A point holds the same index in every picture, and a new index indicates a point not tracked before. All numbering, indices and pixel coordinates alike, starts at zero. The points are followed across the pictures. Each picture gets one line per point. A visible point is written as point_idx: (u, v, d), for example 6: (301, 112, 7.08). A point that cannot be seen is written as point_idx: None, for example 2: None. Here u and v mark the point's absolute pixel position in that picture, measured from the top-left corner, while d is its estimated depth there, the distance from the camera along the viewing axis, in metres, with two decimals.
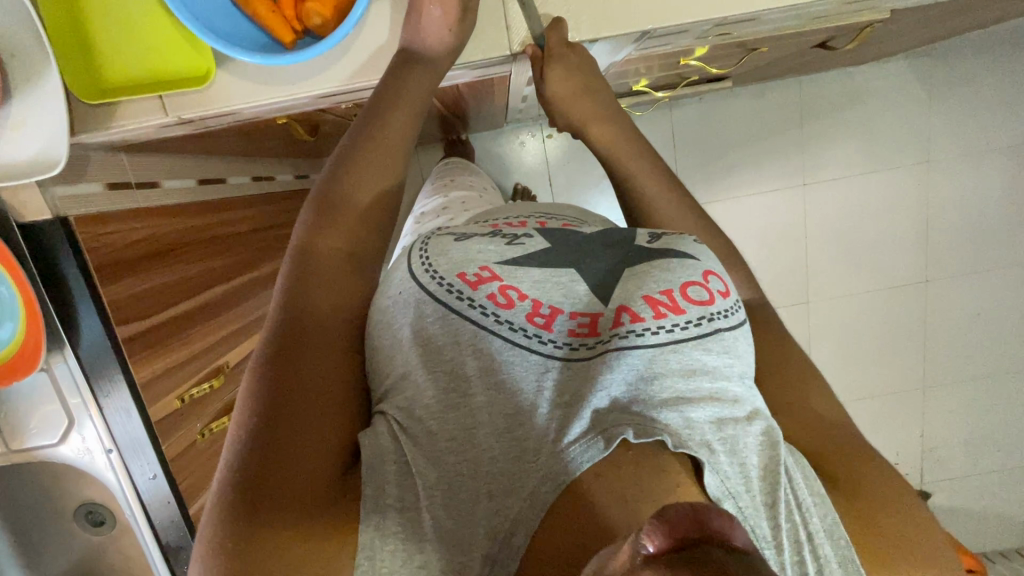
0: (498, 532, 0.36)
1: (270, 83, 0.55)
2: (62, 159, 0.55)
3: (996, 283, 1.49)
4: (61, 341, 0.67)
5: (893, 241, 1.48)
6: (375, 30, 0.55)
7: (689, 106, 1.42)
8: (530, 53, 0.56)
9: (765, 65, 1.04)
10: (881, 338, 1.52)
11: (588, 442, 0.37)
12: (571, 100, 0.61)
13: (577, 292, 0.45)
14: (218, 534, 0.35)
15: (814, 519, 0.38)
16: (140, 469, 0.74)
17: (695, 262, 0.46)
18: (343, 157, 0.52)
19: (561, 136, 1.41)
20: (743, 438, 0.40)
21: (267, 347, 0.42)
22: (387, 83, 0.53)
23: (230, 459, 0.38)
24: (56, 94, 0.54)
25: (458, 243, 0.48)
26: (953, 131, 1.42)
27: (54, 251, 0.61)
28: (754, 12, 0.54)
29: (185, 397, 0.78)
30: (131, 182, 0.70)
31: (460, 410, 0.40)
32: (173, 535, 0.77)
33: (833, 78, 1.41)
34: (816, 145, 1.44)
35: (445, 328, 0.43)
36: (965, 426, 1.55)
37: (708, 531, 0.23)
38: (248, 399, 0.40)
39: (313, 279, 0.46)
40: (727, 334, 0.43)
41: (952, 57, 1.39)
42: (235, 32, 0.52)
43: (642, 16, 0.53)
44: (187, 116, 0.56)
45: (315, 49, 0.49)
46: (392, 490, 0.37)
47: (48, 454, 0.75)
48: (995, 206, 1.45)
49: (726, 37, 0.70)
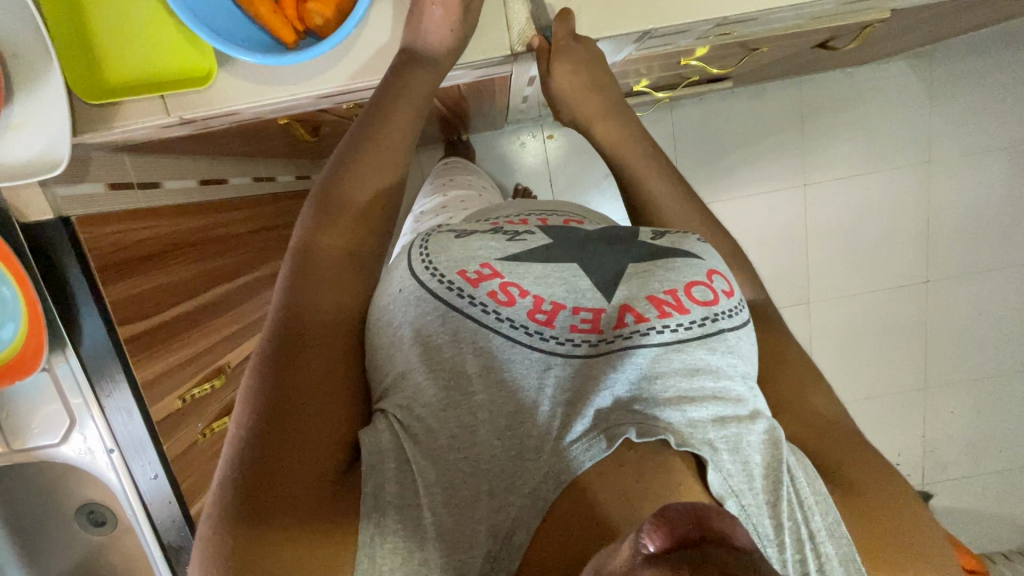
0: (499, 530, 0.36)
1: (271, 83, 0.55)
2: (65, 159, 0.55)
3: (997, 283, 1.48)
4: (62, 341, 0.66)
5: (894, 241, 1.47)
6: (376, 31, 0.55)
7: (690, 107, 1.42)
8: (534, 45, 0.56)
9: (765, 65, 1.04)
10: (882, 338, 1.52)
11: (590, 441, 0.37)
12: (572, 99, 0.61)
13: (580, 288, 0.45)
14: (218, 533, 0.35)
15: (816, 518, 0.38)
16: (140, 469, 0.73)
17: (700, 262, 0.46)
18: (344, 156, 0.52)
19: (561, 137, 1.41)
20: (746, 436, 0.39)
21: (268, 346, 0.42)
22: (390, 83, 0.53)
23: (230, 458, 0.38)
24: (58, 94, 0.54)
25: (459, 240, 0.48)
26: (954, 131, 1.42)
27: (56, 251, 0.61)
28: (755, 11, 0.54)
29: (186, 398, 0.78)
30: (132, 183, 0.70)
31: (461, 408, 0.40)
32: (174, 535, 0.77)
33: (833, 78, 1.41)
34: (817, 145, 1.44)
35: (445, 326, 0.43)
36: (966, 427, 1.55)
37: (709, 530, 0.23)
38: (249, 398, 0.40)
39: (314, 278, 0.46)
40: (731, 334, 0.43)
41: (953, 57, 1.39)
42: (236, 32, 0.52)
43: (643, 15, 0.53)
44: (188, 116, 0.56)
45: (316, 49, 0.49)
46: (391, 488, 0.37)
47: (49, 454, 0.75)
48: (995, 206, 1.45)
49: (727, 37, 0.70)
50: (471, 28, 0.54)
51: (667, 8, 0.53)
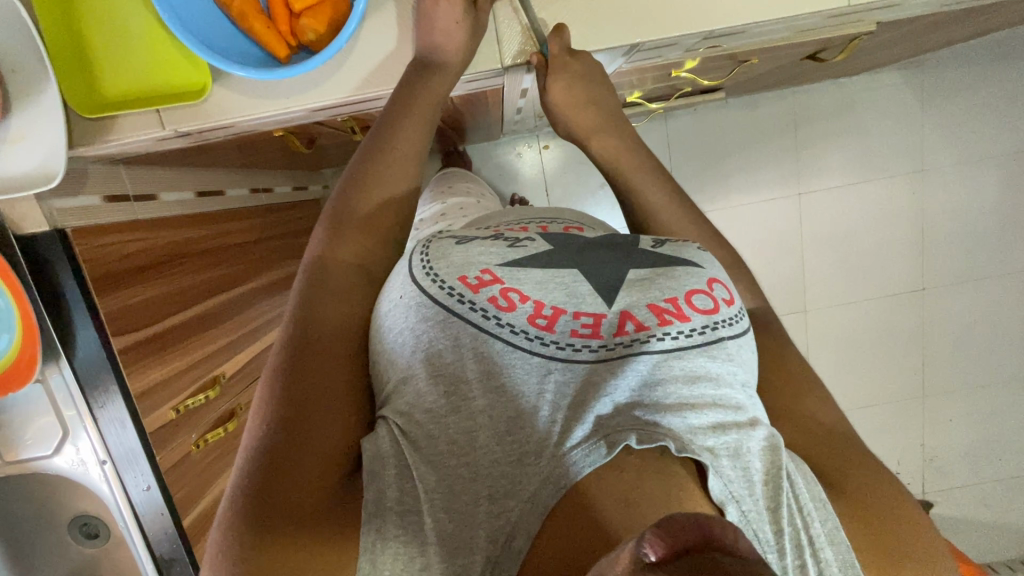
0: (500, 535, 0.36)
1: (265, 97, 0.56)
2: (60, 171, 0.56)
3: (993, 291, 1.49)
4: (56, 351, 0.66)
5: (888, 249, 1.48)
6: (371, 45, 0.56)
7: (685, 117, 1.43)
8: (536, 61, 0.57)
9: (760, 75, 1.05)
10: (879, 346, 1.52)
11: (591, 447, 0.38)
12: (582, 113, 0.62)
13: (579, 293, 0.44)
14: (228, 538, 0.35)
15: (816, 524, 0.38)
16: (134, 480, 0.73)
17: (699, 270, 0.46)
18: (356, 173, 0.53)
19: (557, 148, 1.42)
20: (746, 442, 0.39)
21: (282, 359, 0.43)
22: (399, 101, 0.54)
23: (242, 465, 0.39)
24: (55, 107, 0.54)
25: (459, 247, 0.47)
26: (946, 140, 1.44)
27: (50, 263, 0.62)
28: (741, 24, 0.55)
29: (180, 409, 0.77)
30: (129, 195, 0.72)
31: (460, 414, 0.40)
32: (165, 548, 0.76)
33: (826, 87, 1.43)
34: (810, 154, 1.45)
35: (446, 332, 0.43)
36: (966, 435, 1.54)
37: (713, 540, 0.23)
38: (262, 408, 0.41)
39: (325, 291, 0.47)
40: (729, 342, 0.43)
41: (942, 67, 1.41)
42: (230, 46, 0.53)
43: (628, 27, 0.54)
44: (184, 129, 0.57)
45: (306, 65, 0.50)
46: (392, 493, 0.37)
47: (41, 466, 0.74)
48: (989, 214, 1.46)
49: (716, 50, 0.71)
50: (480, 31, 0.55)
51: (657, 21, 0.54)
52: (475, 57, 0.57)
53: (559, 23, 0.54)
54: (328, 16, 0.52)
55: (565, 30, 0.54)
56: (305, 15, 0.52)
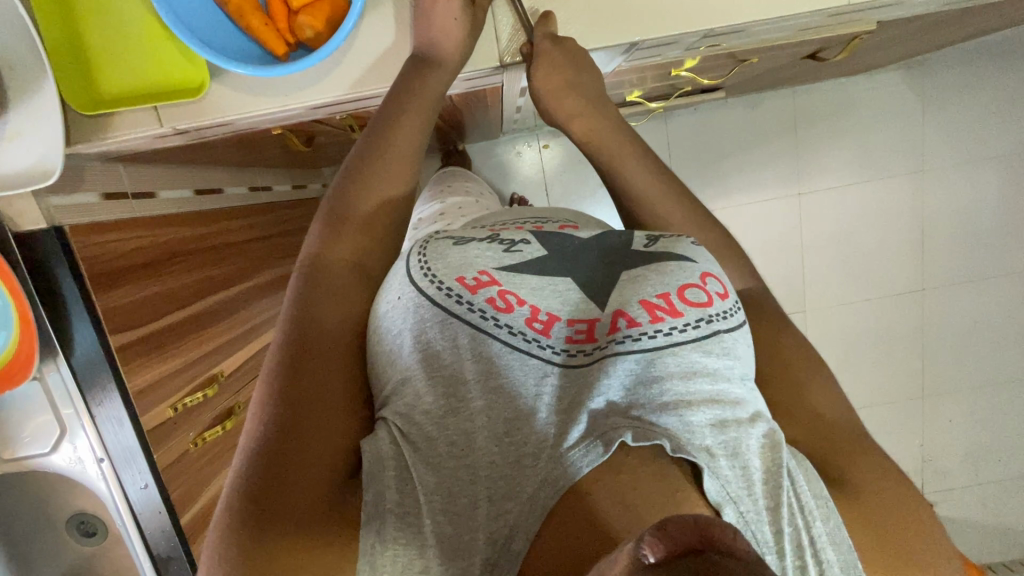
0: (498, 536, 0.36)
1: (262, 95, 0.56)
2: (57, 168, 0.55)
3: (994, 291, 1.49)
4: (53, 349, 0.66)
5: (888, 249, 1.48)
6: (368, 41, 0.55)
7: (685, 117, 1.43)
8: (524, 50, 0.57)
9: (761, 74, 1.05)
10: (879, 345, 1.52)
11: (588, 446, 0.37)
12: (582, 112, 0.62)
13: (573, 300, 0.45)
14: (226, 538, 0.35)
15: (817, 524, 0.38)
16: (131, 478, 0.72)
17: (693, 264, 0.46)
18: (353, 171, 0.53)
19: (556, 147, 1.42)
20: (745, 440, 0.39)
21: (280, 357, 0.43)
22: (394, 98, 0.54)
23: (239, 465, 0.38)
24: (52, 104, 0.54)
25: (456, 246, 0.47)
26: (946, 140, 1.43)
27: (47, 260, 0.61)
28: (740, 23, 0.54)
29: (178, 406, 0.77)
30: (127, 193, 0.72)
31: (460, 415, 0.40)
32: (163, 546, 0.76)
33: (826, 87, 1.43)
34: (811, 154, 1.45)
35: (445, 333, 0.43)
36: (965, 435, 1.54)
37: (714, 540, 0.23)
38: (260, 408, 0.41)
39: (324, 290, 0.47)
40: (726, 336, 0.43)
41: (943, 67, 1.40)
42: (227, 43, 0.53)
43: (627, 26, 0.54)
44: (182, 127, 0.57)
45: (303, 63, 0.49)
46: (391, 495, 0.37)
47: (38, 465, 0.74)
48: (989, 214, 1.46)
49: (715, 49, 0.71)
50: (479, 29, 0.55)
51: (657, 19, 0.54)
52: (472, 56, 0.58)
53: (546, 10, 0.54)
54: (326, 14, 0.52)
55: (551, 15, 0.54)
56: (302, 13, 0.51)
